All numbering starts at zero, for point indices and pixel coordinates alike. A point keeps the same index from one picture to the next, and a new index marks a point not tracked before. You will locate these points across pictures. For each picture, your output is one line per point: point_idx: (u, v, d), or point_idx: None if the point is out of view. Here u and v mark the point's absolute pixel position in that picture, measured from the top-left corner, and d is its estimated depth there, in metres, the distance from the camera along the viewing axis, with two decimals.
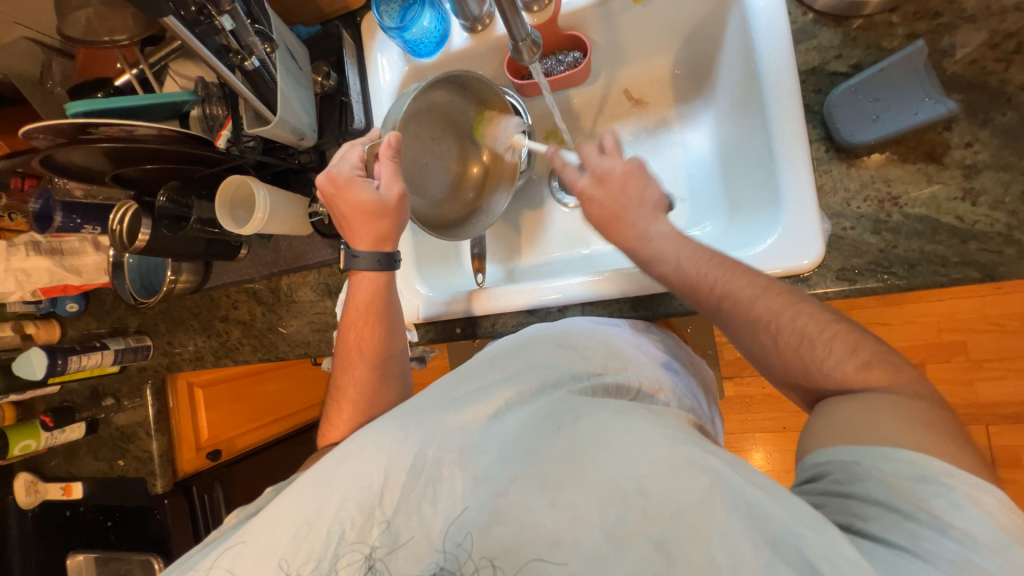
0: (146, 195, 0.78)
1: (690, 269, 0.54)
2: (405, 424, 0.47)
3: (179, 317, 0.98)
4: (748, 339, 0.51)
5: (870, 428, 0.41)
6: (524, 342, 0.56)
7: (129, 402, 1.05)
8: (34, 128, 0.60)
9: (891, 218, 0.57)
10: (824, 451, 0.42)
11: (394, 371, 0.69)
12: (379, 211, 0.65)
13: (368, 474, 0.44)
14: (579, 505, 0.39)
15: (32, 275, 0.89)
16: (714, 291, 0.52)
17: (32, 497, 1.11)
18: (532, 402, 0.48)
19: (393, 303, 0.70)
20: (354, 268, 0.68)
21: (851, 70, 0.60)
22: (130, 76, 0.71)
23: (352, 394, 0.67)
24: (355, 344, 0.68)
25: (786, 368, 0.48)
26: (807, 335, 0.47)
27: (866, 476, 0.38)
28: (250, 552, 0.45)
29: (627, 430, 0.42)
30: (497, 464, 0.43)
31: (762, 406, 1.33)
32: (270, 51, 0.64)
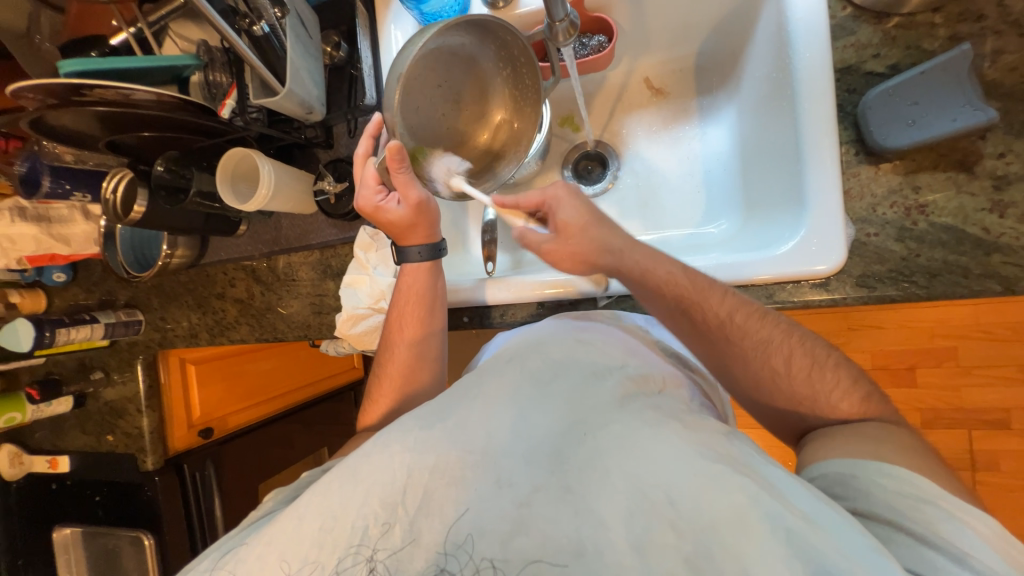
0: (142, 164, 0.74)
1: (700, 274, 0.58)
2: (429, 423, 0.48)
3: (172, 292, 0.95)
4: (749, 351, 0.55)
5: (866, 445, 0.47)
6: (544, 337, 0.55)
7: (119, 376, 1.02)
8: (24, 86, 0.56)
9: (917, 226, 0.56)
10: (822, 465, 0.47)
11: (430, 358, 0.75)
12: (420, 221, 0.70)
13: (390, 470, 0.44)
14: (606, 513, 0.39)
15: (17, 242, 0.85)
16: (725, 299, 0.56)
17: (17, 468, 1.09)
18: (554, 401, 0.47)
19: (438, 294, 0.73)
20: (404, 261, 0.72)
21: (888, 71, 0.58)
22: (127, 36, 0.66)
23: (394, 372, 0.75)
24: (398, 327, 0.73)
25: (794, 388, 0.54)
26: (817, 360, 0.54)
27: (865, 488, 0.43)
28: (271, 551, 0.43)
29: (657, 439, 0.42)
30: (520, 468, 0.43)
31: None
32: (280, 16, 0.60)
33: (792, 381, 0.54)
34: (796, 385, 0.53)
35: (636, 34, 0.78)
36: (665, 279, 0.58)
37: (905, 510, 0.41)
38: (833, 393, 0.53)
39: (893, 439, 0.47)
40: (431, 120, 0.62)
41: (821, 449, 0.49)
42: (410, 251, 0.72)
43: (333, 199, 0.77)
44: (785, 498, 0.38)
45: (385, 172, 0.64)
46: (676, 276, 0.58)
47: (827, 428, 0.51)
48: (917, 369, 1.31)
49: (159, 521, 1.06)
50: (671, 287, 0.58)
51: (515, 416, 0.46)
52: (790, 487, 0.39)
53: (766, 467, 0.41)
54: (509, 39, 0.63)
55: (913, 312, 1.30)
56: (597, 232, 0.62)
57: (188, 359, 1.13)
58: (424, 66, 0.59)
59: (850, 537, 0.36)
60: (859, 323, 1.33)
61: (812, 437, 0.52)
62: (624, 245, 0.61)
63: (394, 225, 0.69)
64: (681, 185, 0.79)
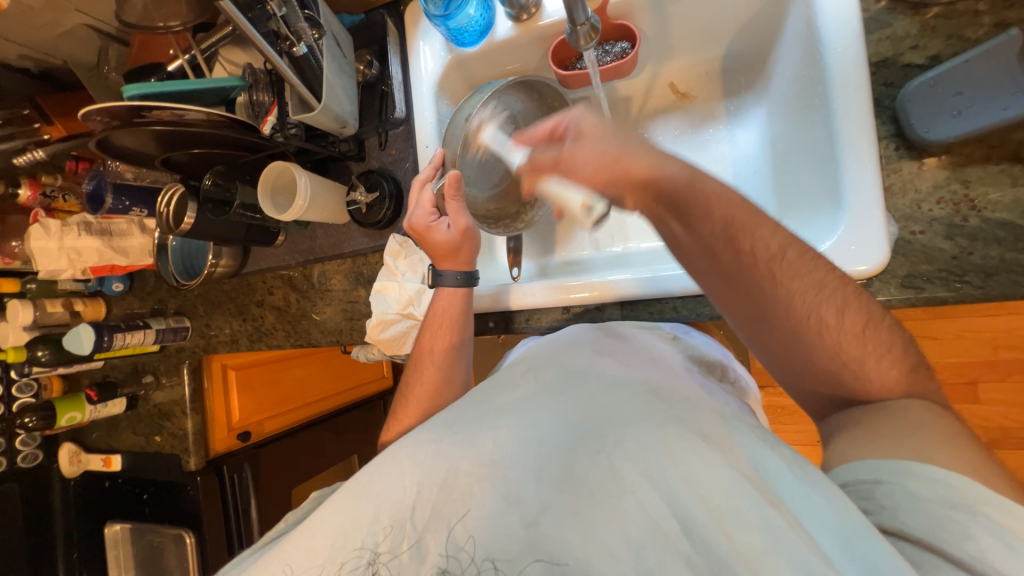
0: (193, 180, 0.79)
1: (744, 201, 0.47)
2: (448, 428, 0.49)
3: (216, 301, 1.00)
4: (799, 295, 0.45)
5: (900, 444, 0.41)
6: (562, 350, 0.57)
7: (167, 380, 1.08)
8: (91, 109, 0.62)
9: (968, 222, 0.53)
10: (847, 472, 0.42)
11: (457, 379, 0.72)
12: (464, 247, 0.71)
13: (400, 488, 0.45)
14: (616, 543, 0.37)
15: (83, 254, 0.92)
16: (776, 232, 0.45)
17: (75, 467, 1.17)
18: (570, 409, 0.46)
19: (469, 320, 0.73)
20: (438, 284, 0.72)
21: (929, 62, 0.56)
22: (182, 62, 0.72)
23: (418, 396, 0.70)
24: (428, 349, 0.71)
25: (840, 347, 0.45)
26: (872, 318, 0.45)
27: (895, 506, 0.38)
28: (285, 558, 0.45)
29: (676, 458, 0.40)
30: (529, 484, 0.41)
31: (792, 417, 1.33)
32: (318, 37, 0.64)
33: (839, 342, 0.45)
34: (851, 375, 0.45)
35: (659, 40, 0.77)
36: (697, 203, 0.45)
37: (939, 527, 0.35)
38: (889, 380, 0.45)
39: (948, 430, 0.41)
40: (486, 161, 0.71)
41: (851, 449, 0.43)
42: (448, 275, 0.71)
43: (364, 209, 0.79)
44: (803, 529, 0.36)
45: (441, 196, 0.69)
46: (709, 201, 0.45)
47: (857, 416, 0.45)
48: (978, 383, 1.21)
49: (200, 521, 1.11)
50: (708, 215, 0.45)
51: (527, 432, 0.45)
52: (816, 521, 0.36)
53: (799, 492, 0.38)
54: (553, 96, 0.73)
55: (971, 322, 1.21)
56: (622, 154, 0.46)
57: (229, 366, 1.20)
58: (481, 139, 0.69)
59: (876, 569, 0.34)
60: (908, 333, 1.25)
61: (843, 426, 0.46)
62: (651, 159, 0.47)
63: (438, 248, 0.71)
64: None
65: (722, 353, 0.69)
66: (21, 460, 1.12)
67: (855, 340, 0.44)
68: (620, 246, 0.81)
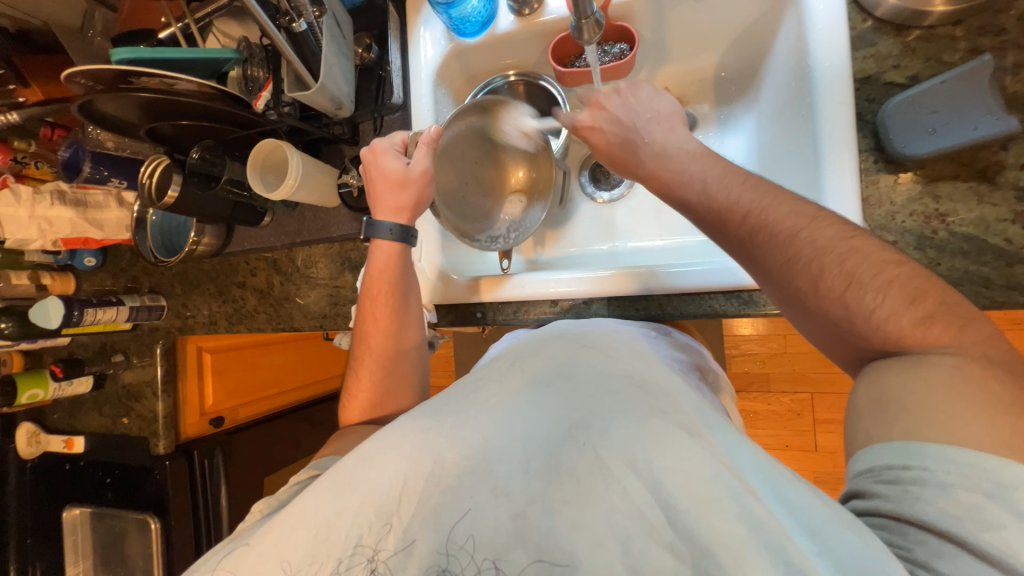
0: (179, 152, 0.77)
1: (718, 194, 0.52)
2: (434, 413, 0.48)
3: (195, 280, 0.97)
4: (775, 269, 0.47)
5: (933, 422, 0.35)
6: (547, 341, 0.56)
7: (138, 360, 1.04)
8: (75, 72, 0.60)
9: (937, 235, 0.56)
10: (867, 457, 0.37)
11: (407, 344, 0.72)
12: (408, 184, 0.69)
13: (386, 478, 0.44)
14: (604, 534, 0.38)
15: (55, 225, 0.89)
16: (746, 218, 0.49)
17: (34, 447, 1.11)
18: (556, 402, 0.46)
19: (410, 283, 0.72)
20: (374, 237, 0.71)
21: (908, 81, 0.59)
22: (175, 30, 0.70)
23: (370, 364, 0.71)
24: (371, 317, 0.71)
25: (824, 310, 0.44)
26: (855, 278, 0.42)
27: (919, 495, 0.34)
28: (265, 549, 0.44)
29: (660, 450, 0.40)
30: (517, 477, 0.42)
31: (763, 422, 1.38)
32: (318, 15, 0.63)
33: (824, 305, 0.44)
34: None
35: (657, 45, 0.79)
36: (681, 203, 0.55)
37: None
38: None
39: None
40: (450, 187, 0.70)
41: (874, 428, 0.38)
42: (382, 226, 0.70)
43: (356, 192, 0.79)
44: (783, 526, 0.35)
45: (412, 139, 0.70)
46: (690, 202, 0.54)
47: (880, 384, 0.39)
48: None
49: (166, 506, 1.08)
50: (690, 211, 0.54)
51: (514, 427, 0.45)
52: (793, 514, 0.36)
53: (776, 485, 0.38)
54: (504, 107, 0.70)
55: None
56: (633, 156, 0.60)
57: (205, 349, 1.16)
58: (452, 149, 0.70)
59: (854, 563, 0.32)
60: None
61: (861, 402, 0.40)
62: (648, 167, 0.58)
63: (385, 179, 0.69)
64: None
65: (703, 352, 0.71)
66: None
67: (835, 301, 0.43)
68: (609, 243, 0.82)
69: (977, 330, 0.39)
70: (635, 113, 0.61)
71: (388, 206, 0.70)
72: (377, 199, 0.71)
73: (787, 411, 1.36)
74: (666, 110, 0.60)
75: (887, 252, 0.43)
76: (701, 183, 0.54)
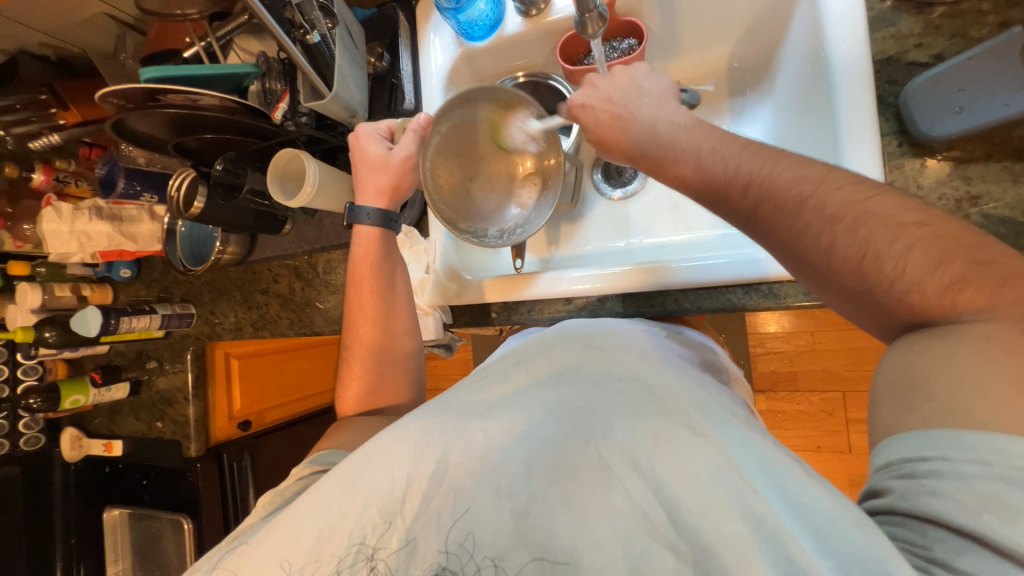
0: (203, 165, 0.81)
1: (716, 170, 0.48)
2: (440, 409, 0.48)
3: (222, 288, 1.01)
4: (784, 241, 0.44)
5: (948, 408, 0.33)
6: (554, 341, 0.55)
7: (171, 366, 1.09)
8: (108, 91, 0.64)
9: (970, 219, 0.54)
10: (886, 447, 0.36)
11: (397, 331, 0.74)
12: (391, 171, 0.71)
13: (388, 478, 0.44)
14: (606, 534, 0.38)
15: (93, 238, 0.94)
16: (747, 189, 0.46)
17: (77, 451, 1.17)
18: (559, 402, 0.46)
19: (392, 267, 0.74)
20: (358, 224, 0.73)
21: (933, 60, 0.57)
22: (198, 49, 0.74)
23: (360, 353, 0.74)
24: (357, 306, 0.74)
25: (840, 280, 0.41)
26: (872, 247, 0.39)
27: (935, 488, 0.33)
28: (274, 547, 0.44)
29: (663, 452, 0.39)
30: (519, 478, 0.42)
31: (794, 423, 1.33)
32: (331, 27, 0.65)
33: (837, 276, 0.41)
34: None
35: (667, 39, 0.78)
36: (677, 180, 0.51)
37: None
38: None
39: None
40: (457, 186, 0.71)
41: (896, 411, 0.36)
42: (362, 211, 0.73)
43: None
44: (786, 528, 0.35)
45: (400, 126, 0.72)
46: (688, 178, 0.50)
47: (905, 361, 0.36)
48: None
49: (198, 508, 1.12)
50: (687, 188, 0.51)
51: (517, 428, 0.44)
52: (795, 514, 0.36)
53: (782, 487, 0.37)
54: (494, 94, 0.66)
55: None
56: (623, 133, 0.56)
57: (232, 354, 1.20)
58: (452, 141, 0.69)
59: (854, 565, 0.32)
60: None
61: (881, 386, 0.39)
62: (641, 149, 0.54)
63: (366, 162, 0.72)
64: None
65: (716, 350, 0.70)
66: (23, 443, 1.13)
67: (851, 272, 0.40)
68: (623, 240, 0.82)
69: (1021, 288, 0.35)
70: (624, 90, 0.57)
71: (368, 189, 0.72)
72: (361, 184, 0.73)
73: (819, 411, 1.30)
74: (658, 87, 0.57)
75: (908, 212, 0.39)
76: (696, 156, 0.50)
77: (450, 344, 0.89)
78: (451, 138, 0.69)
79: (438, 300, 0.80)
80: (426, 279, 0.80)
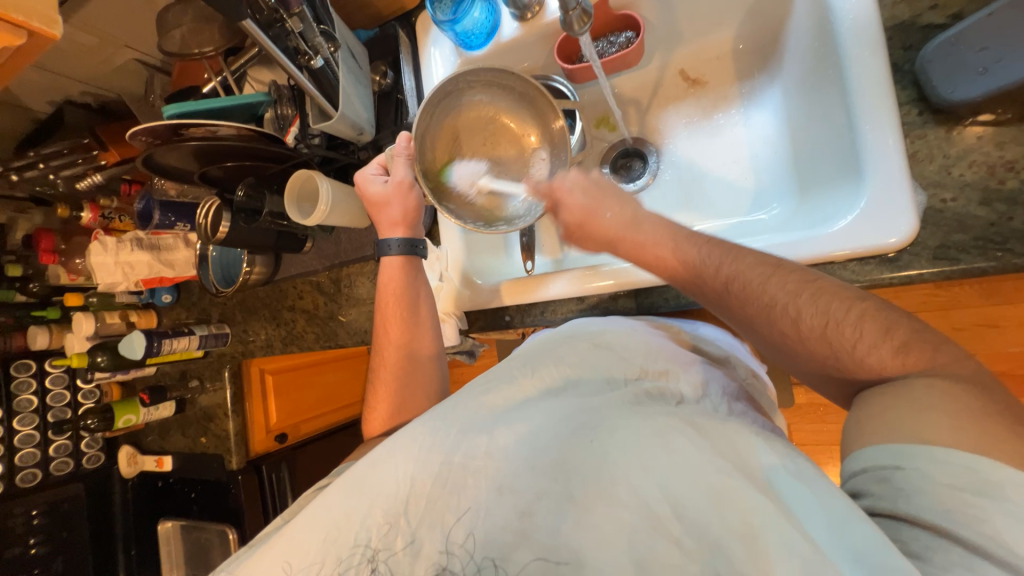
0: (227, 193, 0.86)
1: (692, 250, 0.54)
2: (445, 416, 0.50)
3: (252, 307, 1.06)
4: (754, 321, 0.49)
5: (908, 425, 0.37)
6: (559, 341, 0.57)
7: (211, 384, 1.15)
8: (137, 130, 0.68)
9: (1005, 185, 0.50)
10: (860, 456, 0.39)
11: (424, 356, 0.76)
12: (395, 199, 0.73)
13: (395, 481, 0.45)
14: (610, 530, 0.37)
15: (136, 268, 1.01)
16: (720, 271, 0.51)
17: (132, 467, 1.25)
18: (564, 409, 0.48)
19: (418, 293, 0.76)
20: (385, 255, 0.75)
21: (950, 20, 0.54)
22: (215, 84, 0.79)
23: (387, 374, 0.75)
24: (384, 331, 0.75)
25: (812, 352, 0.45)
26: (832, 316, 0.44)
27: (907, 487, 0.35)
28: (287, 552, 0.45)
29: (665, 448, 0.40)
30: (524, 474, 0.42)
31: (838, 416, 1.26)
32: (334, 50, 0.68)
33: (809, 345, 0.45)
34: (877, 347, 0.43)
35: (667, 28, 0.77)
36: (658, 262, 0.56)
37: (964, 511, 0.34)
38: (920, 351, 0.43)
39: (970, 380, 0.39)
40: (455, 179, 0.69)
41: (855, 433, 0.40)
42: (390, 244, 0.75)
43: None
44: (795, 519, 0.34)
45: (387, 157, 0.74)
46: (667, 259, 0.55)
47: (862, 406, 0.41)
48: None
49: (241, 519, 1.17)
50: (665, 270, 0.56)
51: (523, 430, 0.46)
52: (804, 507, 0.35)
53: (791, 485, 0.36)
54: (471, 80, 0.66)
55: None
56: (600, 224, 0.60)
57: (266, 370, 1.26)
58: (450, 138, 0.69)
59: (866, 559, 0.31)
60: (965, 321, 1.16)
61: (851, 412, 0.42)
62: (618, 233, 0.59)
63: (373, 201, 0.74)
64: (727, 174, 0.76)
65: (732, 346, 0.68)
66: (85, 462, 1.21)
67: (818, 339, 0.44)
68: None
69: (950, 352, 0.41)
70: (602, 196, 0.61)
71: (385, 224, 0.75)
72: (378, 223, 0.76)
73: None
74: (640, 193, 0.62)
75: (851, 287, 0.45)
76: (673, 241, 0.56)
77: (473, 349, 0.89)
78: (454, 124, 0.69)
79: (453, 306, 0.80)
80: (440, 287, 0.82)
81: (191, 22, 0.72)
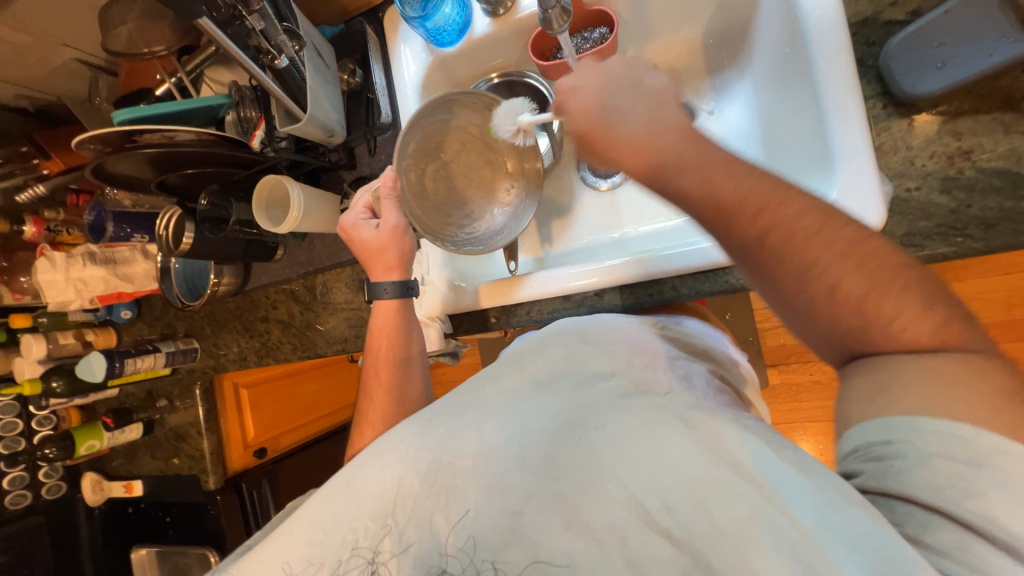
0: (189, 201, 0.80)
1: (727, 187, 0.41)
2: (431, 415, 0.50)
3: (222, 319, 1.01)
4: (790, 280, 0.39)
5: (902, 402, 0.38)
6: (548, 337, 0.58)
7: (181, 402, 1.09)
8: (83, 137, 0.63)
9: (963, 174, 0.53)
10: (859, 429, 0.37)
11: (413, 394, 0.71)
12: (392, 245, 0.72)
13: (381, 483, 0.44)
14: (600, 525, 0.37)
15: (90, 283, 0.94)
16: (759, 216, 0.40)
17: (99, 494, 1.18)
18: (553, 403, 0.47)
19: (410, 335, 0.73)
20: (376, 297, 0.73)
21: (909, 17, 0.56)
22: (169, 85, 0.74)
23: (375, 419, 0.70)
24: (375, 373, 0.71)
25: (838, 321, 0.38)
26: (874, 288, 0.37)
27: (902, 469, 0.34)
28: (277, 563, 0.44)
29: (651, 442, 0.39)
30: (512, 472, 0.42)
31: (810, 394, 1.31)
32: (298, 49, 0.64)
33: (835, 323, 0.38)
34: None
35: (638, 23, 0.77)
36: (676, 193, 0.43)
37: None
38: None
39: None
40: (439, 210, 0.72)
41: (864, 410, 0.37)
42: (381, 288, 0.72)
43: None
44: (785, 506, 0.35)
45: (377, 199, 0.73)
46: (691, 194, 0.42)
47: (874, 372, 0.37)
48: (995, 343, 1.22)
49: (222, 539, 1.12)
50: (692, 208, 0.43)
51: (508, 431, 0.45)
52: (792, 492, 0.35)
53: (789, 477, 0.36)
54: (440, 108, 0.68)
55: (980, 283, 1.20)
56: (614, 128, 0.45)
57: (240, 384, 1.21)
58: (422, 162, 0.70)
59: (860, 543, 0.32)
60: None
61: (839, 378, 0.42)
62: (637, 144, 0.44)
63: (365, 245, 0.72)
64: None
65: (714, 337, 0.69)
66: (46, 492, 1.14)
67: (851, 311, 0.37)
68: (617, 232, 0.80)
69: None
70: (613, 80, 0.47)
71: (377, 266, 0.72)
72: (368, 266, 0.73)
73: (831, 381, 1.29)
74: (654, 84, 0.47)
75: None
76: (704, 170, 0.42)
77: (456, 351, 0.84)
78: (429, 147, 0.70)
79: (437, 309, 0.79)
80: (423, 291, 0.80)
81: (140, 19, 0.67)
